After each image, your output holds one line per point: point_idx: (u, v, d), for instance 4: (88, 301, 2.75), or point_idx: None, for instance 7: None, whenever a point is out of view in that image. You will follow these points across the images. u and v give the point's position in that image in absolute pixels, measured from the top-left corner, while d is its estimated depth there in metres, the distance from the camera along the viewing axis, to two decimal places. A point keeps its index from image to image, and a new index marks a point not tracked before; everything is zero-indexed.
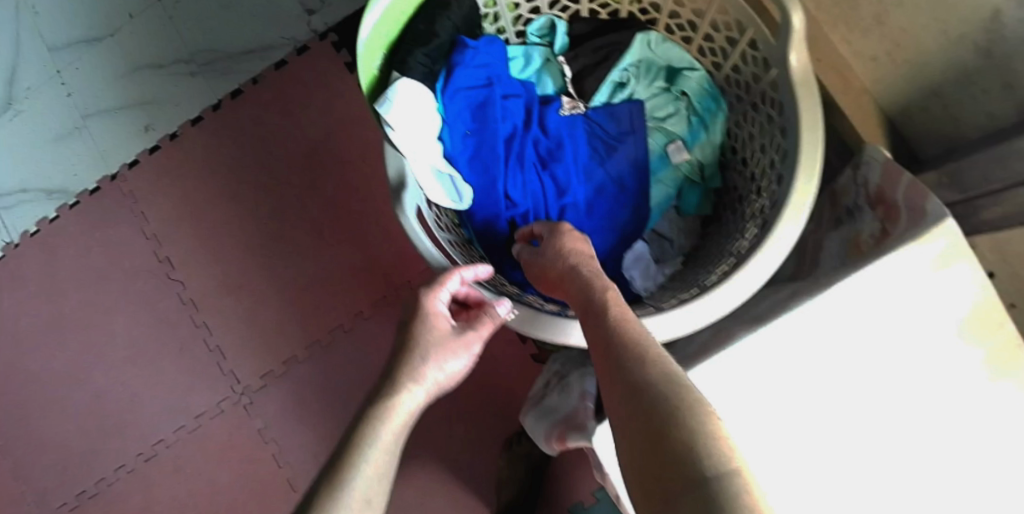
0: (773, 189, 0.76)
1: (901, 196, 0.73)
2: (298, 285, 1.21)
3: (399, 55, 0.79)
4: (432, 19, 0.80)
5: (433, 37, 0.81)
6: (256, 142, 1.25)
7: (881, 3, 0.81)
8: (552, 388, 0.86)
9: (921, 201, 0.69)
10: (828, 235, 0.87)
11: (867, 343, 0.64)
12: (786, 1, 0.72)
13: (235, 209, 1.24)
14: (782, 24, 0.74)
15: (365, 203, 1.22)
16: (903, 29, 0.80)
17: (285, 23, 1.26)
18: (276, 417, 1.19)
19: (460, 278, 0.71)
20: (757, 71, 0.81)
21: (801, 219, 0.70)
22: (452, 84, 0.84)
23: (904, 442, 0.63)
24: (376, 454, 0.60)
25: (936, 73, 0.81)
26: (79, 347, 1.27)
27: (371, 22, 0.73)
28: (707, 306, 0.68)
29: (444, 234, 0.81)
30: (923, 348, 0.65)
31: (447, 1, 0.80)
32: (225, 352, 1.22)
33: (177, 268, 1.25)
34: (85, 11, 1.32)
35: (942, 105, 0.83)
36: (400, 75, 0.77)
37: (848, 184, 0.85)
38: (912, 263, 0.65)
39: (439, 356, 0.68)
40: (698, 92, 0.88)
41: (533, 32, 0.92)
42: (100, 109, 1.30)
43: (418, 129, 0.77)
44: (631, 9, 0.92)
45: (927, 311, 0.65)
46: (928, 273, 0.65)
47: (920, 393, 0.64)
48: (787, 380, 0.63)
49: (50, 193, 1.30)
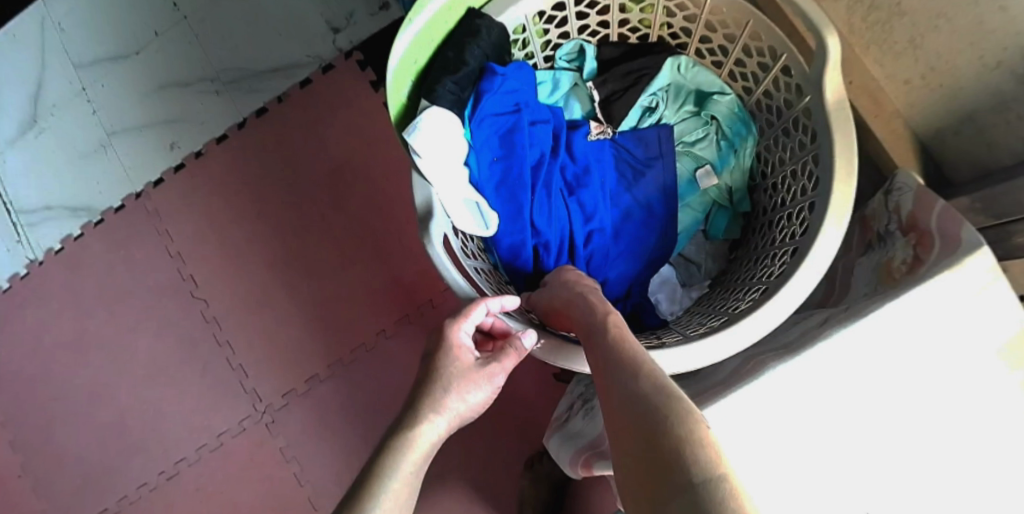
0: (805, 215, 0.73)
1: (935, 224, 0.69)
2: (320, 304, 1.21)
3: (428, 82, 0.79)
4: (460, 47, 0.80)
5: (461, 64, 0.80)
6: (278, 161, 1.25)
7: (916, 28, 0.79)
8: (576, 411, 0.84)
9: (957, 230, 0.65)
10: (858, 262, 0.81)
11: (899, 375, 0.61)
12: (820, 27, 0.71)
13: (258, 227, 1.25)
14: (817, 50, 0.73)
15: (388, 220, 1.22)
16: (938, 53, 0.79)
17: (309, 42, 1.27)
18: (297, 436, 1.18)
19: (486, 308, 0.69)
20: (790, 98, 0.79)
21: (831, 248, 0.66)
22: (480, 110, 0.83)
23: (936, 477, 0.60)
24: (395, 486, 0.58)
25: (972, 99, 0.79)
26: (102, 364, 1.27)
27: (400, 51, 0.75)
28: (727, 339, 0.64)
29: (471, 261, 0.80)
30: (959, 381, 0.61)
31: (476, 29, 0.80)
32: (247, 371, 1.22)
33: (200, 286, 1.26)
34: (110, 30, 1.33)
35: (977, 131, 0.81)
36: (429, 104, 0.78)
37: (879, 209, 0.80)
38: (947, 293, 0.61)
39: (463, 388, 0.66)
40: (728, 117, 0.86)
41: (561, 57, 0.92)
42: (124, 126, 1.31)
43: (447, 157, 0.76)
44: (661, 33, 0.92)
45: (964, 342, 0.61)
46: (964, 302, 0.61)
47: (954, 426, 0.61)
48: (815, 415, 0.60)
49: (75, 211, 1.31)
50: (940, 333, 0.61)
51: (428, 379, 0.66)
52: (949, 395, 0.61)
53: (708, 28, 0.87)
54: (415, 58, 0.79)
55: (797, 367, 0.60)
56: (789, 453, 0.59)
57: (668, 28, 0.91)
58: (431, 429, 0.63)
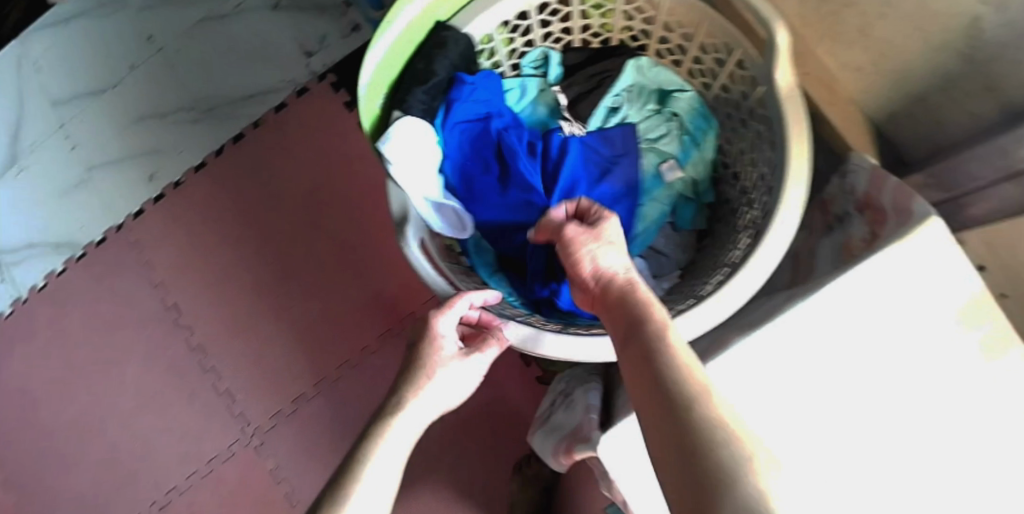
0: (764, 200, 0.75)
1: (888, 200, 0.72)
2: (304, 323, 1.22)
3: (400, 95, 0.82)
4: (428, 58, 0.82)
5: (431, 75, 0.82)
6: (257, 185, 1.26)
7: (864, 16, 0.82)
8: (557, 405, 0.86)
9: (908, 202, 0.68)
10: (820, 243, 0.83)
11: (857, 345, 0.63)
12: (769, 19, 0.73)
13: (239, 251, 1.25)
14: (767, 42, 0.75)
15: (368, 236, 1.23)
16: (887, 39, 0.81)
17: (283, 68, 1.29)
18: (287, 456, 1.18)
19: (468, 301, 0.70)
20: (745, 90, 0.82)
21: (789, 230, 0.68)
22: (453, 117, 0.86)
23: (904, 441, 0.61)
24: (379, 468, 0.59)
25: (922, 81, 0.82)
26: (90, 398, 1.27)
27: (370, 67, 0.77)
28: (688, 323, 0.66)
29: (448, 262, 0.82)
30: (914, 345, 0.63)
31: (443, 41, 0.81)
32: (234, 394, 1.22)
33: (184, 313, 1.26)
34: (87, 66, 1.35)
35: (929, 112, 0.83)
36: (402, 114, 0.80)
37: (836, 192, 0.82)
38: (894, 262, 0.64)
39: (445, 376, 0.67)
40: (689, 113, 0.89)
41: (527, 64, 0.94)
42: (104, 160, 1.33)
43: (419, 164, 0.79)
44: (622, 36, 0.93)
45: (914, 308, 0.63)
46: (912, 270, 0.64)
47: (914, 389, 0.62)
48: (777, 388, 0.61)
49: (57, 246, 1.32)
50: (901, 296, 0.64)
51: (410, 370, 0.68)
52: (914, 356, 0.63)
53: (665, 29, 0.89)
54: (387, 71, 0.82)
55: (766, 336, 0.62)
56: (755, 424, 0.61)
57: (628, 32, 0.93)
58: (415, 416, 0.64)
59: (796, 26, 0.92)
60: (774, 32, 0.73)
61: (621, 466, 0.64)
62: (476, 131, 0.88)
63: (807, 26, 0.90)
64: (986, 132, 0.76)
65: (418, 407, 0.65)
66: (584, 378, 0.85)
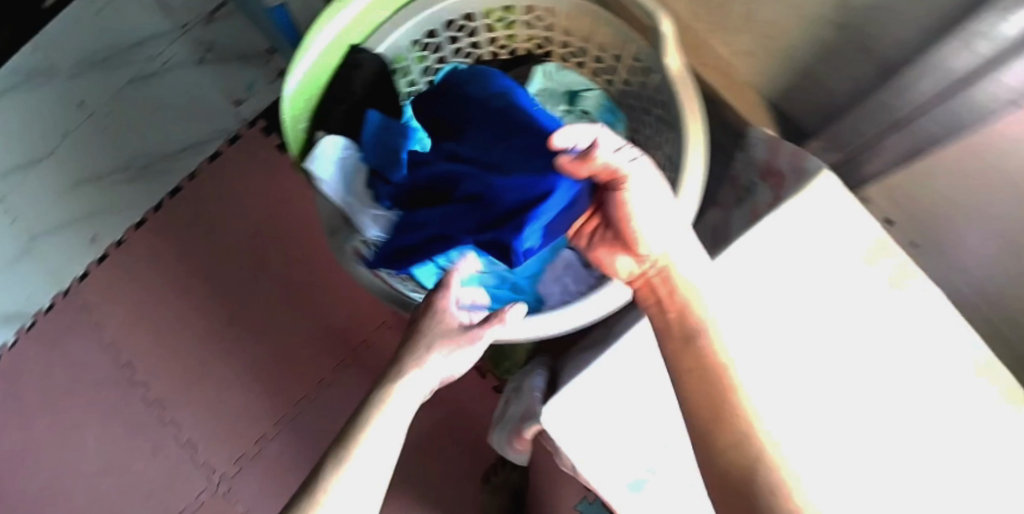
0: (670, 179, 0.78)
1: (784, 164, 0.75)
2: (259, 364, 1.22)
3: (322, 116, 0.85)
4: (346, 79, 0.83)
5: (349, 95, 0.84)
6: (199, 233, 1.27)
7: (746, 2, 0.86)
8: (509, 399, 0.88)
9: (802, 163, 0.72)
10: (732, 216, 0.86)
11: (765, 301, 0.67)
12: (653, 9, 0.78)
13: (189, 301, 1.26)
14: (654, 31, 0.79)
15: (315, 271, 1.24)
16: (770, 21, 0.85)
17: (214, 117, 1.31)
18: (255, 499, 1.17)
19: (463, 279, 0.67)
20: (643, 80, 0.85)
21: (693, 201, 0.71)
22: (376, 133, 0.85)
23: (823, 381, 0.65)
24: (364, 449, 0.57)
25: (808, 55, 0.86)
26: (51, 468, 1.25)
27: (290, 89, 0.81)
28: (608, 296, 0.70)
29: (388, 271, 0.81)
30: (822, 291, 0.67)
31: (356, 62, 0.83)
32: (197, 444, 1.21)
33: (139, 370, 1.25)
34: (21, 138, 1.35)
35: (819, 84, 0.88)
36: (325, 133, 0.84)
37: (743, 167, 0.86)
38: (788, 219, 0.68)
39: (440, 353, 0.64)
40: (598, 109, 0.91)
41: (443, 79, 0.92)
42: (45, 228, 1.33)
43: (350, 179, 0.83)
44: (527, 46, 0.95)
45: (816, 258, 0.67)
46: (807, 223, 0.67)
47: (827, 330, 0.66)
48: None
49: (5, 319, 1.31)
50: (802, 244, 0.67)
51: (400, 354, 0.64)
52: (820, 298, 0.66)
53: (569, 32, 0.91)
54: (309, 96, 0.85)
55: None
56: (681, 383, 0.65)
57: (534, 39, 0.93)
58: (405, 405, 0.61)
59: (690, 20, 0.96)
60: (660, 22, 0.77)
61: (569, 439, 0.66)
62: (395, 145, 0.85)
63: (700, 18, 0.94)
64: (870, 94, 0.81)
65: (407, 394, 0.61)
66: (529, 368, 0.88)
